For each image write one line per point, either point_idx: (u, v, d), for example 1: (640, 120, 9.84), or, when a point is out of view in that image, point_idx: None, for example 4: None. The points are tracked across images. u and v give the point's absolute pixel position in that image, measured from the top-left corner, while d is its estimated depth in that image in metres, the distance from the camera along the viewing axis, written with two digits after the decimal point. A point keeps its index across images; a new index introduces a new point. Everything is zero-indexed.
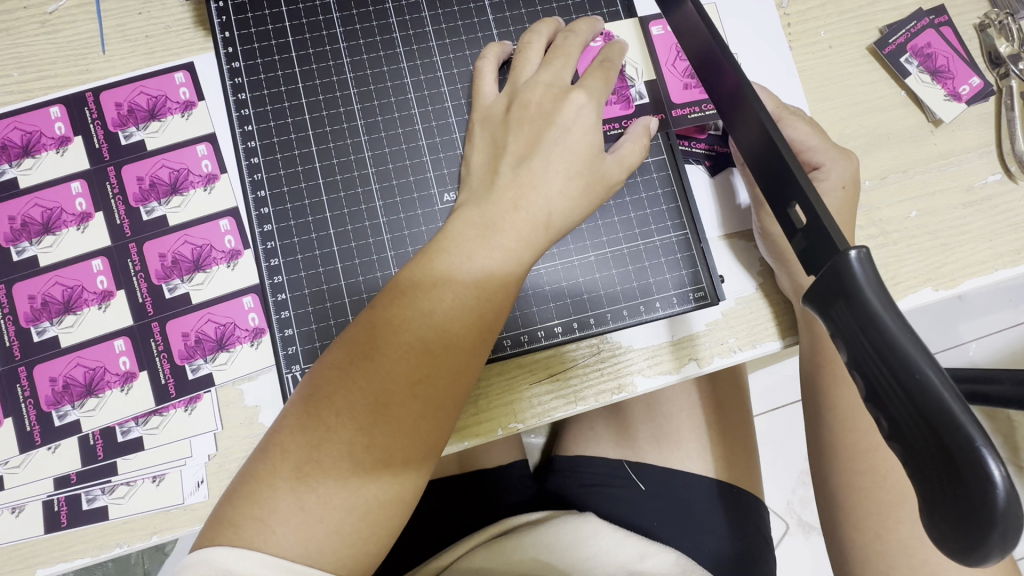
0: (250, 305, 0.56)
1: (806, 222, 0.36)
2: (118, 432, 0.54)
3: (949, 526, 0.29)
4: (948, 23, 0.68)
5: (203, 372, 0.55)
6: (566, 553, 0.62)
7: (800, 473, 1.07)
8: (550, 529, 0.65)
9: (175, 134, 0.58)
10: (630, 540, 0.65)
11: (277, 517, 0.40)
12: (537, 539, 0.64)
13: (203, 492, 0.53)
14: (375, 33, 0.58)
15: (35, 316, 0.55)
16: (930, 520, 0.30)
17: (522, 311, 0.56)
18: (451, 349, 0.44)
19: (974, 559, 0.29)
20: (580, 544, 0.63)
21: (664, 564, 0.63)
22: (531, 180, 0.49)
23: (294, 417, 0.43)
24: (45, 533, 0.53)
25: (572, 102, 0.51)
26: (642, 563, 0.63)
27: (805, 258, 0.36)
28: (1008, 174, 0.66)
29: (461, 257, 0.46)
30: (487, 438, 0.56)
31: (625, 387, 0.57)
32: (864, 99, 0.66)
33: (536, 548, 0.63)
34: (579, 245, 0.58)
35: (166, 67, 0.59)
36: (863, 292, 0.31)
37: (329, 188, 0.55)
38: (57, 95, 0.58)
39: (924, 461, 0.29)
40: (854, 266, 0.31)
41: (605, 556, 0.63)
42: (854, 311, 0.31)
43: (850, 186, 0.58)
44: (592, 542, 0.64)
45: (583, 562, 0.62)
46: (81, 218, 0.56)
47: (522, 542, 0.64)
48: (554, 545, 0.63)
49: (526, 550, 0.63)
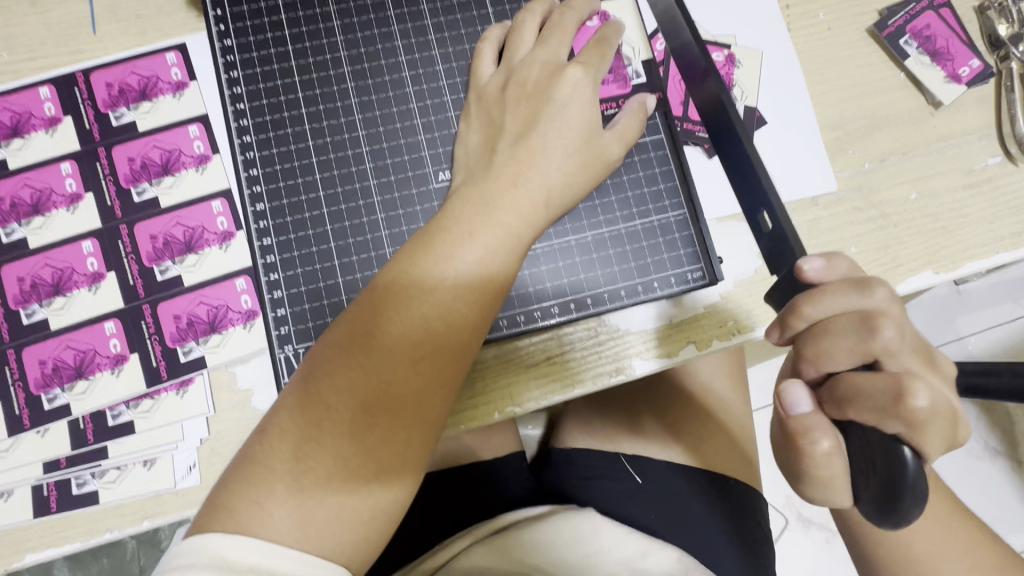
0: (242, 287, 0.55)
1: (772, 228, 0.45)
2: (108, 416, 0.53)
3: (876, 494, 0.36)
4: (947, 5, 0.67)
5: (195, 355, 0.54)
6: (566, 551, 0.61)
7: None
8: (551, 526, 0.65)
9: (167, 115, 0.57)
10: (631, 537, 0.63)
11: (275, 499, 0.39)
12: (537, 536, 0.63)
13: (195, 476, 0.53)
14: (369, 12, 0.57)
15: (24, 298, 0.54)
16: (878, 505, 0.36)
17: (518, 291, 0.55)
18: (453, 326, 0.44)
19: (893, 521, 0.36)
20: (580, 541, 0.63)
21: (666, 561, 0.61)
22: (530, 158, 0.48)
23: (295, 397, 0.42)
24: (35, 517, 0.52)
25: (568, 76, 0.50)
26: (644, 560, 0.61)
27: (773, 256, 0.46)
28: (1008, 157, 0.65)
29: (462, 236, 0.45)
30: (484, 422, 0.55)
31: (623, 369, 0.57)
32: (862, 81, 0.66)
33: (537, 546, 0.62)
34: (576, 224, 0.56)
35: (157, 48, 0.58)
36: (799, 300, 0.39)
37: (323, 167, 0.55)
38: (47, 75, 0.57)
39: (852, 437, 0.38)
40: (805, 264, 0.40)
41: (604, 554, 0.62)
42: (790, 327, 0.40)
43: (855, 317, 0.38)
44: (594, 540, 0.63)
45: (583, 560, 0.61)
46: (71, 199, 0.56)
47: (522, 541, 0.63)
48: (554, 542, 0.62)
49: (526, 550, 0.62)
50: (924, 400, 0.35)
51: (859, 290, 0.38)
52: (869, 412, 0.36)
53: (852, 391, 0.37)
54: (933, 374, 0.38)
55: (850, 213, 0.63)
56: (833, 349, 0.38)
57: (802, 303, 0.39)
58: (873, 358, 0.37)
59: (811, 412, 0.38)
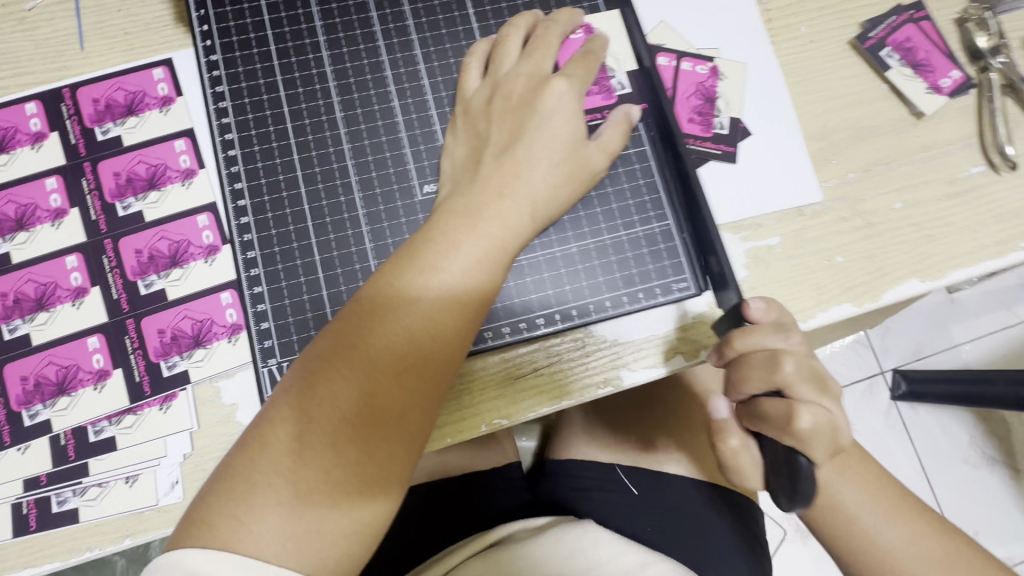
0: (227, 301, 0.55)
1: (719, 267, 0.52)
2: (90, 432, 0.52)
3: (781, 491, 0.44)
4: (927, 18, 0.68)
5: (179, 369, 0.54)
6: (564, 563, 0.60)
7: None
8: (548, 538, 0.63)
9: (153, 130, 0.57)
10: (629, 549, 0.62)
11: (255, 513, 0.38)
12: (533, 548, 0.62)
13: (178, 493, 0.52)
14: (355, 27, 0.58)
15: (7, 313, 0.54)
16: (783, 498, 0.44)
17: (503, 302, 0.55)
18: (438, 337, 0.44)
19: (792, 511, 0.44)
20: (578, 554, 0.62)
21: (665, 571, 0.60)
22: (515, 169, 0.49)
23: (278, 410, 0.41)
24: (15, 536, 0.51)
25: (552, 89, 0.51)
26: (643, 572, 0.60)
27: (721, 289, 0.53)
28: (991, 165, 0.65)
29: (446, 247, 0.45)
30: (471, 434, 0.55)
31: (611, 380, 0.56)
32: (845, 93, 0.67)
33: (534, 559, 0.61)
34: (561, 236, 0.56)
35: (144, 63, 0.58)
36: (733, 334, 0.45)
37: (308, 180, 0.55)
38: (34, 91, 0.57)
39: (767, 448, 0.45)
40: (749, 304, 0.45)
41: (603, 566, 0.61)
42: (724, 354, 0.46)
43: (775, 354, 0.43)
44: (592, 552, 0.62)
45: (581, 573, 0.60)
46: (55, 214, 0.55)
47: (518, 552, 0.62)
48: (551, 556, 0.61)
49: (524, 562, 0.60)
50: (807, 421, 0.42)
51: (779, 332, 0.44)
52: (769, 429, 0.44)
53: (760, 412, 0.44)
54: (835, 398, 0.45)
55: (835, 223, 0.63)
56: (748, 379, 0.44)
57: (735, 339, 0.45)
58: (782, 387, 0.43)
59: (725, 417, 0.47)
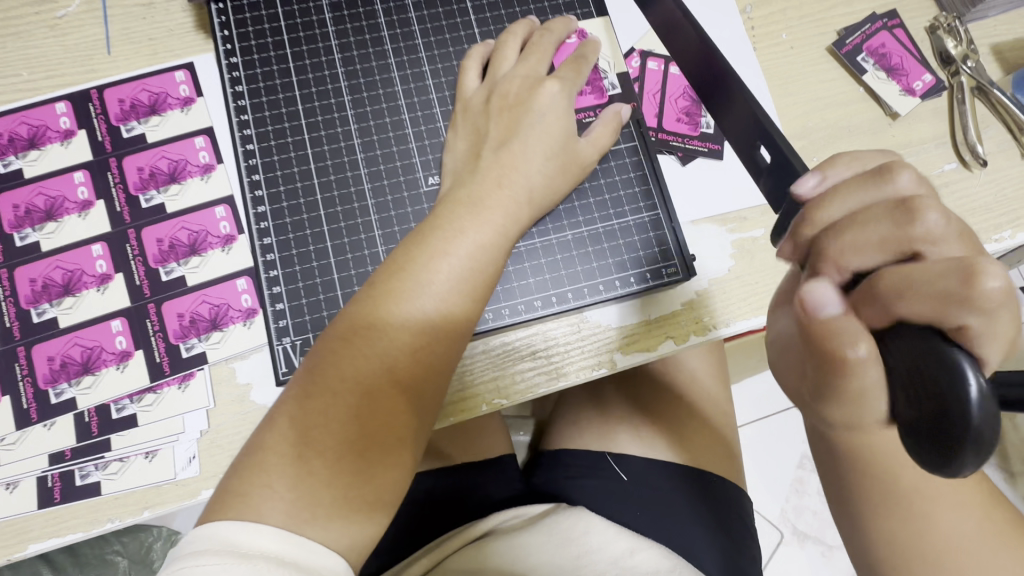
0: (243, 287, 0.58)
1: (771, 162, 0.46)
2: (113, 409, 0.55)
3: (923, 436, 0.30)
4: (900, 26, 0.73)
5: (197, 350, 0.57)
6: (558, 552, 0.63)
7: (794, 482, 1.15)
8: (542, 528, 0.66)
9: (174, 127, 0.61)
10: (620, 537, 0.66)
11: (285, 481, 0.41)
12: (529, 538, 0.65)
13: (195, 468, 0.55)
14: (365, 31, 0.62)
15: (35, 298, 0.57)
16: (915, 446, 0.30)
17: (504, 286, 0.58)
18: (448, 317, 0.48)
19: (952, 471, 0.29)
20: (570, 543, 0.64)
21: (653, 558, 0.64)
22: (512, 161, 0.52)
23: (301, 386, 0.44)
24: (39, 508, 0.54)
25: (546, 89, 0.55)
26: (631, 558, 0.64)
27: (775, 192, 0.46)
28: (963, 162, 0.69)
29: (453, 233, 0.49)
30: (473, 413, 0.58)
31: (605, 362, 0.60)
32: (825, 95, 0.71)
33: (531, 548, 0.64)
34: (557, 224, 0.60)
35: (167, 66, 0.62)
36: (815, 203, 0.36)
37: (320, 172, 0.58)
38: (64, 91, 0.61)
39: (894, 348, 0.31)
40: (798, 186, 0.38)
41: (595, 553, 0.63)
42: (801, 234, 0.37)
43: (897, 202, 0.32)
44: (584, 540, 0.65)
45: (573, 561, 0.62)
46: (82, 205, 0.59)
47: (516, 541, 0.65)
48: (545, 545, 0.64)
49: (521, 553, 0.63)
50: (999, 279, 0.28)
51: (879, 179, 0.34)
52: (923, 303, 0.30)
53: (901, 283, 0.30)
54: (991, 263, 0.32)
55: None
56: (862, 241, 0.33)
57: (817, 208, 0.36)
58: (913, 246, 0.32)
59: (840, 314, 0.32)
